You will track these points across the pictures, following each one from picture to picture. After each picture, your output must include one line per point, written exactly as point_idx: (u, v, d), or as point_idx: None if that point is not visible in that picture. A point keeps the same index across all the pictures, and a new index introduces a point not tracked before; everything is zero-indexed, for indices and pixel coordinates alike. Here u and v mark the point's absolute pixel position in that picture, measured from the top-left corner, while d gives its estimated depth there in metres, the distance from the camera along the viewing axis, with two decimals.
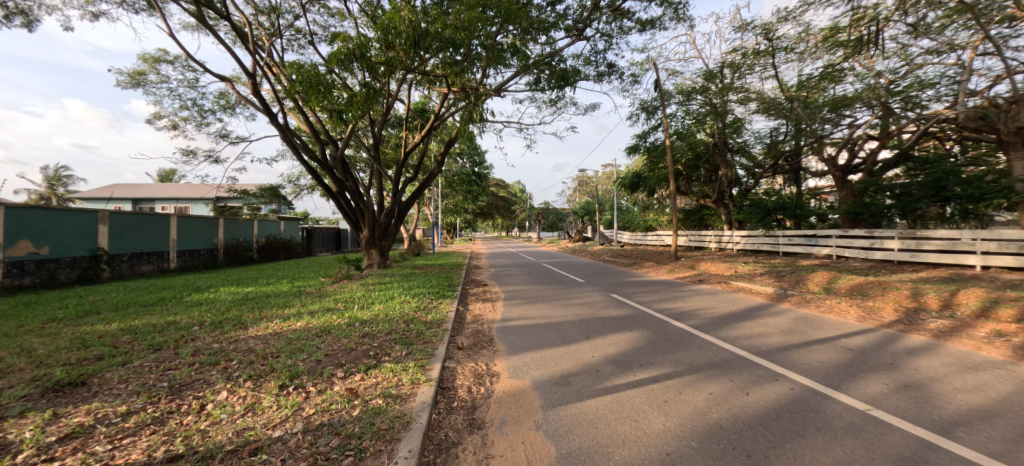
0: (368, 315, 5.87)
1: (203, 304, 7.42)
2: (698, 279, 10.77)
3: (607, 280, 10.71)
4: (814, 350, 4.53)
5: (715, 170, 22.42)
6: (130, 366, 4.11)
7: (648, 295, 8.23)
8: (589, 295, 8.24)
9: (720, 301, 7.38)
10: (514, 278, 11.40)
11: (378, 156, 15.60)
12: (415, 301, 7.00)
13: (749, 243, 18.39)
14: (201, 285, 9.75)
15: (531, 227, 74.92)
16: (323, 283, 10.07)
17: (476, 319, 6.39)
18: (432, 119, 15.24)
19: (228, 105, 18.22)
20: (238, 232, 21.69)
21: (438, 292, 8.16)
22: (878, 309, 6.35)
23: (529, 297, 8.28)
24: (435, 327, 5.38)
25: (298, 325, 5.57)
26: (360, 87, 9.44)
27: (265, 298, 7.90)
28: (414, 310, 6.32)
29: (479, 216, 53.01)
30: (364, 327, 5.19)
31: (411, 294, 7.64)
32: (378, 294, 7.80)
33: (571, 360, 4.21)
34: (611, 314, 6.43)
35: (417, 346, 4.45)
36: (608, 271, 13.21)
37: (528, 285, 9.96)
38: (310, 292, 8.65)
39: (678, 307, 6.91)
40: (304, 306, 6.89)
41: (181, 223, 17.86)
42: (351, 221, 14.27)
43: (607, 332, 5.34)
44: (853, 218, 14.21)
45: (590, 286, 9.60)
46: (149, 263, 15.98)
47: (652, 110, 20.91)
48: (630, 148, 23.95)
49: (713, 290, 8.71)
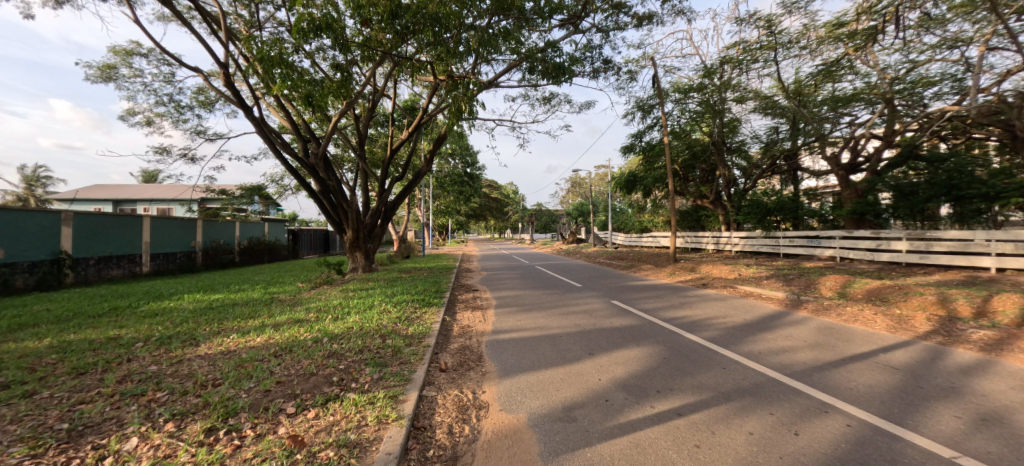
0: (341, 328, 5.13)
1: (159, 314, 6.64)
2: (702, 282, 10.16)
3: (606, 285, 10.05)
4: (854, 370, 3.90)
5: (712, 169, 21.94)
6: (36, 398, 3.36)
7: (652, 301, 7.59)
8: (589, 302, 7.57)
9: (732, 309, 6.75)
10: (507, 283, 10.70)
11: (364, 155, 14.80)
12: (396, 311, 6.27)
13: (748, 244, 17.89)
14: (164, 293, 8.92)
15: (525, 229, 74.36)
16: (300, 289, 9.30)
17: (464, 331, 5.68)
18: (421, 116, 14.52)
19: (207, 102, 17.38)
20: (218, 234, 20.75)
21: (423, 299, 7.45)
22: (907, 318, 5.74)
23: (524, 304, 7.59)
24: (415, 343, 4.67)
25: (258, 341, 4.82)
26: (338, 75, 8.72)
27: (231, 308, 7.12)
28: (393, 321, 5.60)
29: (472, 218, 52.31)
30: (332, 344, 4.46)
31: (393, 302, 6.92)
32: (357, 301, 7.07)
33: (574, 386, 3.52)
34: (615, 325, 5.77)
35: (391, 370, 3.75)
36: (606, 274, 12.58)
37: (522, 290, 9.27)
38: (283, 300, 7.88)
39: (688, 316, 6.26)
40: (270, 317, 6.13)
41: (156, 225, 16.93)
42: (333, 222, 13.51)
43: (613, 347, 4.68)
44: (857, 218, 13.73)
45: (589, 291, 8.94)
46: (118, 267, 15.07)
47: (648, 108, 20.41)
48: (625, 147, 23.44)
49: (721, 296, 8.09)
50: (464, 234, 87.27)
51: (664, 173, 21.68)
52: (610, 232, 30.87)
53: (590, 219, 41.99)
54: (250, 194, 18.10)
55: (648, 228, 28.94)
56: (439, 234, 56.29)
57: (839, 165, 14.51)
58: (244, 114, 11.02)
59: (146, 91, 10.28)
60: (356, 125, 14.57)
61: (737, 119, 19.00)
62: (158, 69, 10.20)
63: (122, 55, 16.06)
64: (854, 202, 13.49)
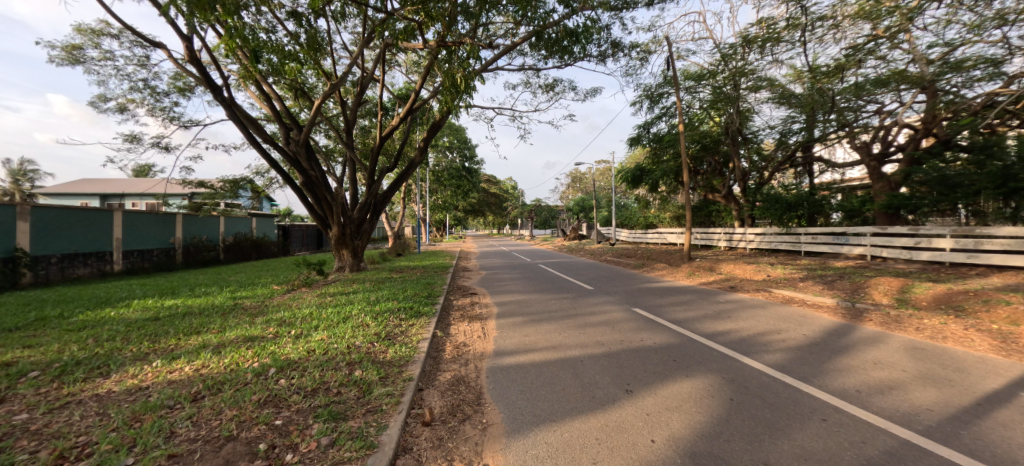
0: (297, 353, 3.95)
1: (88, 328, 5.43)
2: (730, 285, 8.99)
3: (622, 288, 8.88)
4: (1011, 424, 2.72)
5: (724, 162, 20.75)
6: None
7: (682, 310, 6.42)
8: (608, 311, 6.39)
9: (783, 322, 5.58)
10: (509, 285, 9.53)
11: (352, 143, 13.54)
12: (375, 324, 5.08)
13: (764, 241, 16.72)
14: (114, 297, 7.74)
15: (524, 225, 73.18)
16: (272, 293, 8.09)
17: (459, 351, 4.51)
18: (415, 101, 13.34)
19: (185, 88, 16.18)
20: (199, 230, 19.49)
21: (411, 307, 6.25)
22: (1013, 337, 4.57)
23: (531, 313, 6.41)
24: (392, 376, 3.49)
25: (183, 373, 3.63)
26: (314, 41, 7.52)
27: (180, 318, 5.93)
28: (369, 341, 4.42)
29: (471, 213, 51.14)
30: (278, 380, 3.28)
31: (373, 312, 5.72)
32: (331, 311, 5.87)
33: (617, 457, 2.37)
34: (648, 344, 4.59)
35: (349, 428, 2.57)
36: (618, 275, 11.43)
37: (527, 294, 8.09)
38: (248, 307, 6.69)
39: (735, 332, 5.08)
40: (219, 333, 4.94)
41: (129, 220, 15.69)
42: (318, 217, 12.28)
43: (657, 381, 3.50)
44: (890, 214, 12.60)
45: (604, 296, 7.76)
46: (85, 266, 13.89)
47: (657, 97, 19.33)
48: (632, 138, 22.33)
49: (760, 303, 6.93)
50: (463, 230, 86.02)
51: (674, 166, 20.54)
52: (614, 228, 29.69)
53: (591, 215, 40.86)
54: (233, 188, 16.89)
55: (654, 224, 27.75)
56: (437, 230, 54.96)
57: (869, 155, 13.35)
58: (214, 94, 9.70)
59: (117, 75, 9.29)
60: (342, 110, 13.35)
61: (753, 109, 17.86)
62: (130, 51, 9.11)
63: (91, 35, 14.78)
64: (885, 196, 12.52)
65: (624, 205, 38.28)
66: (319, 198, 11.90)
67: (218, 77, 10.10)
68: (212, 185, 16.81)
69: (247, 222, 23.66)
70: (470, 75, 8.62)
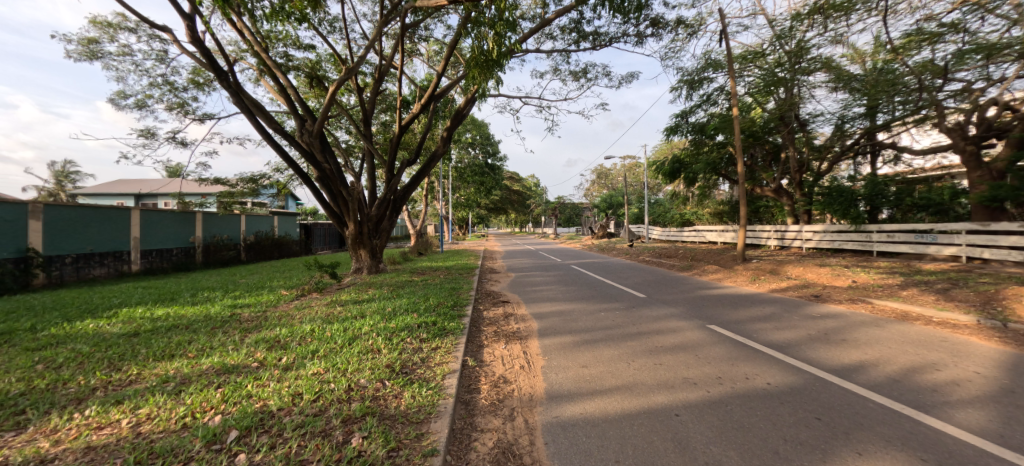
0: (277, 399, 2.83)
1: (49, 347, 4.49)
2: (813, 293, 7.54)
3: (680, 296, 7.56)
4: None
5: (772, 152, 18.97)
6: None
7: (775, 330, 5.10)
8: (679, 329, 5.12)
9: (927, 351, 4.22)
10: (546, 290, 8.36)
11: (370, 135, 12.58)
12: (390, 350, 3.97)
13: (825, 239, 14.94)
14: (105, 303, 6.87)
15: (548, 223, 71.79)
16: (279, 301, 7.11)
17: (499, 394, 3.32)
18: (436, 88, 12.24)
19: (204, 83, 15.68)
20: (220, 228, 19.03)
21: (433, 323, 5.11)
22: None
23: (584, 330, 5.20)
24: (408, 447, 2.32)
25: (113, 433, 2.55)
26: None
27: (161, 333, 4.96)
28: (377, 379, 3.28)
29: (493, 211, 50.16)
30: (236, 457, 2.15)
31: (387, 331, 4.60)
32: (337, 328, 4.79)
33: None
34: (763, 387, 3.31)
35: None
36: (667, 279, 10.07)
37: (571, 303, 6.88)
38: (247, 318, 5.70)
39: (873, 367, 3.76)
40: (194, 359, 3.90)
41: (147, 218, 15.22)
42: (333, 215, 11.37)
43: (819, 464, 2.24)
44: (991, 207, 10.76)
45: (665, 307, 6.45)
46: (101, 266, 13.39)
47: (697, 83, 17.94)
48: (669, 128, 20.76)
49: (871, 321, 5.52)
50: (486, 228, 85.35)
51: (716, 157, 18.89)
52: (646, 225, 28.01)
53: (620, 212, 39.33)
54: (253, 186, 16.26)
55: (690, 221, 26.03)
56: (460, 228, 54.08)
57: (962, 138, 11.49)
58: (219, 79, 8.83)
59: (136, 70, 9.21)
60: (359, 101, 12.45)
61: (807, 94, 16.10)
62: (147, 45, 9.05)
63: (108, 29, 14.34)
64: (984, 186, 10.70)
65: (654, 201, 36.54)
66: (335, 193, 10.95)
67: (224, 62, 9.26)
68: (232, 183, 16.16)
69: (269, 220, 23.22)
70: (503, 39, 7.52)
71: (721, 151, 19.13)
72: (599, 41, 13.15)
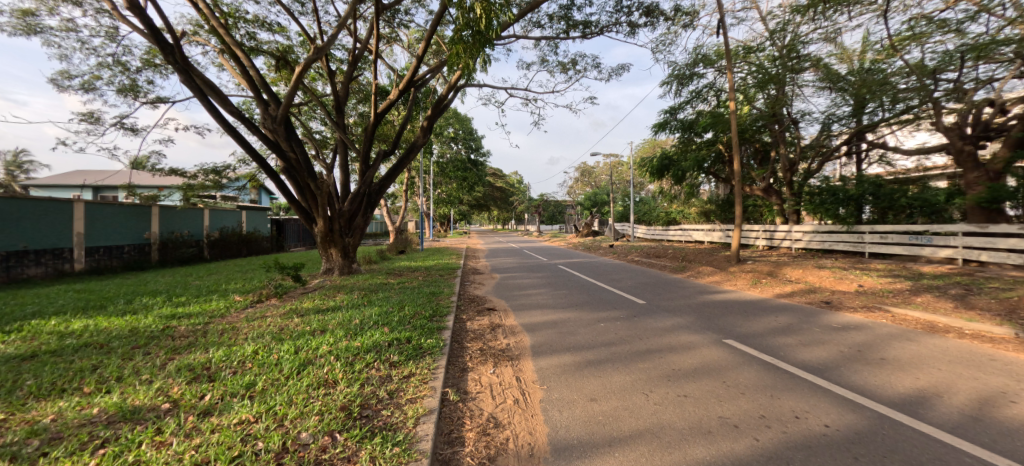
0: None
1: None
2: (823, 299, 6.99)
3: (683, 302, 6.90)
4: None
5: (761, 151, 18.68)
6: None
7: (802, 345, 4.47)
8: (694, 346, 4.43)
9: (985, 374, 3.64)
10: (536, 295, 7.61)
11: (342, 123, 11.54)
12: (348, 383, 3.13)
13: (816, 240, 14.62)
14: (15, 313, 5.77)
15: (531, 220, 71.36)
16: (229, 309, 6.13)
17: (489, 448, 2.52)
18: (415, 74, 11.27)
19: (160, 64, 14.30)
20: (180, 224, 17.61)
21: (407, 340, 4.28)
22: None
23: (585, 347, 4.45)
24: None
25: None
26: None
27: (64, 356, 3.97)
28: (324, 431, 2.43)
29: (476, 208, 49.26)
30: None
31: (348, 353, 3.74)
32: (287, 349, 3.90)
33: None
34: (824, 434, 2.62)
35: None
36: (663, 281, 9.43)
37: (565, 312, 6.13)
38: (180, 334, 4.74)
39: (939, 400, 3.13)
40: (85, 399, 2.96)
41: (94, 212, 13.80)
42: (301, 209, 10.32)
43: None
44: (989, 209, 10.52)
45: (671, 316, 5.78)
46: (37, 265, 11.99)
47: (687, 78, 17.56)
48: (657, 124, 20.26)
49: (902, 334, 4.96)
50: (468, 225, 84.33)
51: (705, 154, 18.49)
52: (632, 224, 27.55)
53: (605, 210, 39.01)
54: (215, 178, 14.91)
55: (676, 219, 25.73)
56: (441, 225, 52.94)
57: (960, 137, 11.18)
58: (165, 55, 7.71)
59: (81, 46, 8.23)
60: (331, 87, 11.43)
61: (797, 92, 15.82)
62: (94, 20, 8.16)
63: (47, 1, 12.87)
64: (982, 187, 10.51)
65: (638, 199, 36.25)
66: (302, 186, 9.90)
67: (171, 34, 8.14)
68: (190, 175, 14.71)
69: (236, 215, 21.76)
70: (492, 9, 6.64)
71: (710, 149, 18.72)
72: (589, 29, 12.46)
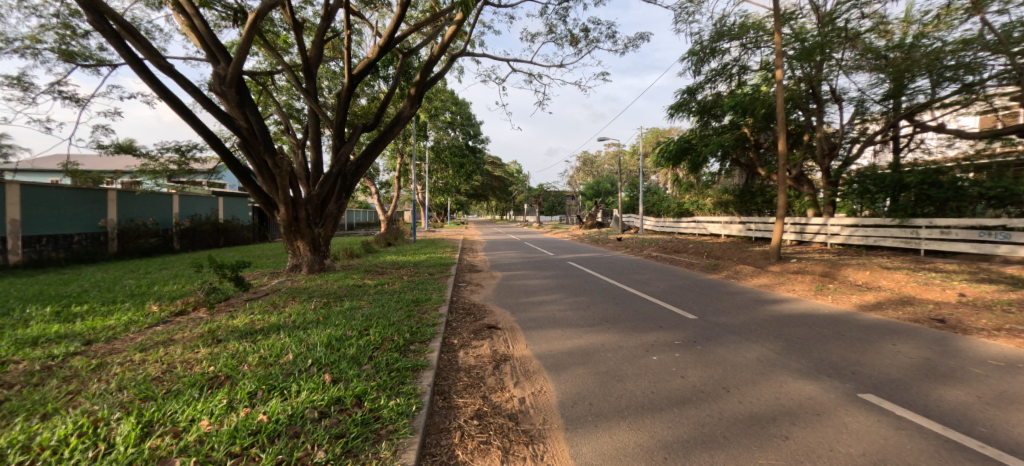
0: None
1: None
2: (930, 315, 5.27)
3: (747, 317, 5.21)
4: None
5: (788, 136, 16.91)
6: None
7: (997, 411, 2.76)
8: (826, 411, 2.73)
9: None
10: (550, 304, 5.88)
11: (310, 91, 9.66)
12: None
13: (857, 234, 12.96)
14: None
15: (531, 211, 69.63)
16: (126, 328, 4.38)
17: None
18: (393, 35, 9.30)
19: None
20: (143, 210, 15.73)
21: (352, 405, 2.52)
22: None
23: (648, 410, 2.75)
24: None
25: None
26: None
27: None
28: None
29: (474, 197, 47.39)
30: None
31: (231, 450, 1.98)
32: (126, 432, 2.12)
33: None
34: None
35: None
36: (700, 285, 7.68)
37: (596, 334, 4.42)
38: (4, 380, 2.99)
39: None
40: None
41: (31, 197, 11.94)
42: (260, 193, 8.50)
43: None
44: None
45: (748, 344, 4.09)
46: None
47: (708, 53, 15.73)
48: (673, 106, 18.35)
49: None
50: (465, 215, 82.68)
51: (727, 139, 16.68)
52: (641, 215, 25.77)
53: (608, 200, 37.27)
54: (181, 159, 12.63)
55: (688, 210, 23.97)
56: (437, 214, 51.11)
57: None
58: None
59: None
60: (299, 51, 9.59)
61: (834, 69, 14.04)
62: None
63: None
64: None
65: (643, 189, 34.50)
66: (260, 165, 8.08)
67: None
68: (152, 157, 12.42)
69: (211, 202, 19.87)
70: None
71: (733, 133, 16.84)
72: None
